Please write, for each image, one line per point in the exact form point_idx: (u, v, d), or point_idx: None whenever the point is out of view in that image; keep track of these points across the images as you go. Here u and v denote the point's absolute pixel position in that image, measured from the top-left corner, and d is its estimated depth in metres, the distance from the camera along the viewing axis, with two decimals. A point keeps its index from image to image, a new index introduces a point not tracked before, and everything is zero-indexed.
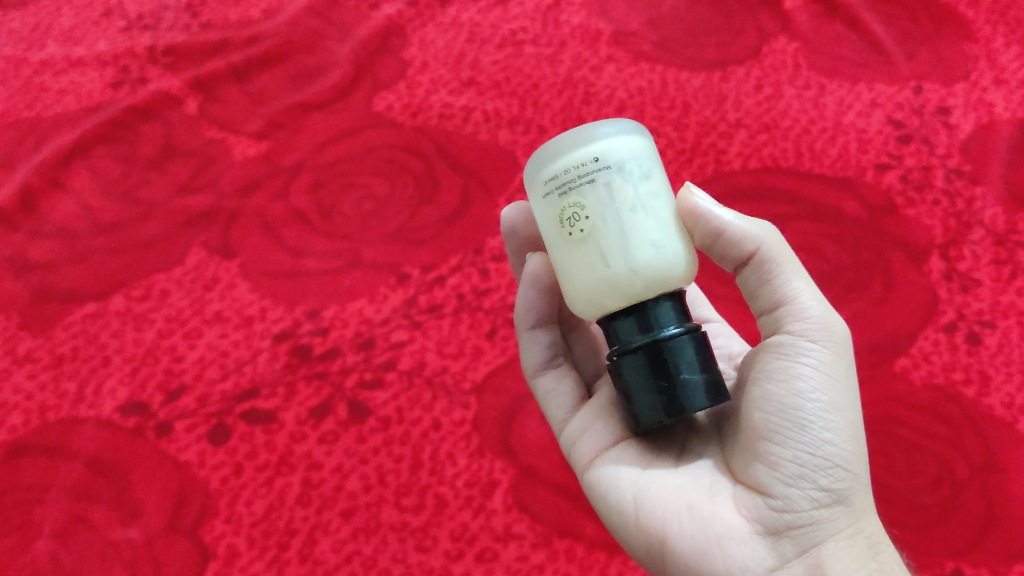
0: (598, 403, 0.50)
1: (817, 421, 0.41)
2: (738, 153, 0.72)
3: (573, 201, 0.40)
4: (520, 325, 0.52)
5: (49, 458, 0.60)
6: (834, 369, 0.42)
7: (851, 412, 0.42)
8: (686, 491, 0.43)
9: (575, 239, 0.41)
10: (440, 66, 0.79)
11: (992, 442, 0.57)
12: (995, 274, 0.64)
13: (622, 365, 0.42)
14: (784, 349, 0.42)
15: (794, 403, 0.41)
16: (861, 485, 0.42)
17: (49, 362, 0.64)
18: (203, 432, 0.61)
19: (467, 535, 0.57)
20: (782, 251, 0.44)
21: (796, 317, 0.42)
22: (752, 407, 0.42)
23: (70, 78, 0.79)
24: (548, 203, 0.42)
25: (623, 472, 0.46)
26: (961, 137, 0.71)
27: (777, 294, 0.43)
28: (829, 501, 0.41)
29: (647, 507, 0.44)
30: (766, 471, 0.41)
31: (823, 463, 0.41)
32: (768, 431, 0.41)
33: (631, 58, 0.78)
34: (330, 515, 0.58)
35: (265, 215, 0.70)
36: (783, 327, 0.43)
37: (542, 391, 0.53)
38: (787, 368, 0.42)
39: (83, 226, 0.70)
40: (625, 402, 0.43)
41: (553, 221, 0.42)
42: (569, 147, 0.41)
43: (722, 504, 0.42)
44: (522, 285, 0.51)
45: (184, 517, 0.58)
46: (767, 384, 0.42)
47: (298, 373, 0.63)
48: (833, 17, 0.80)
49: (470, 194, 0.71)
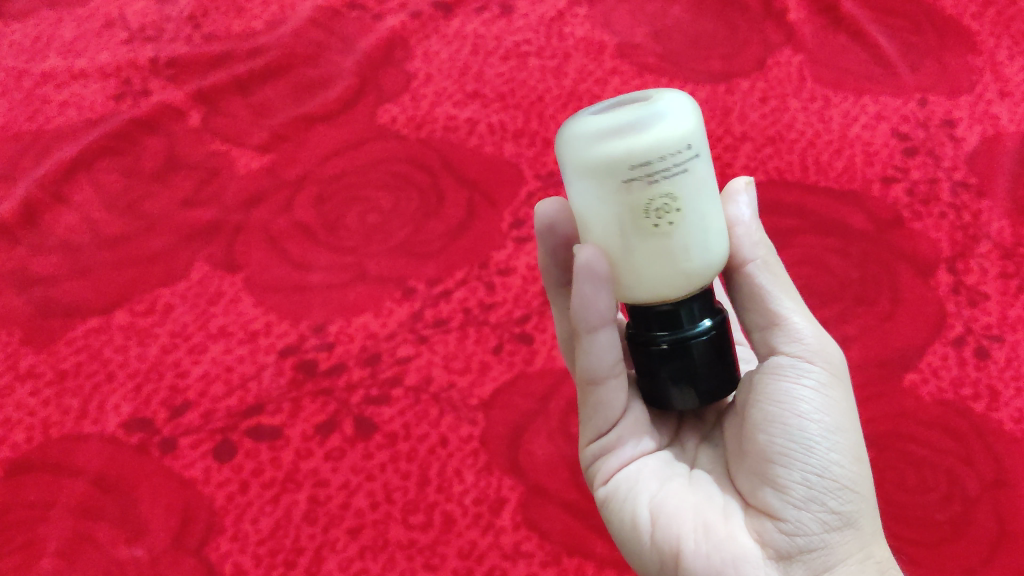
0: (638, 418, 0.47)
1: (822, 443, 0.40)
2: (744, 166, 0.72)
3: (666, 192, 0.37)
4: (582, 326, 0.43)
5: (53, 474, 0.59)
6: (833, 388, 0.42)
7: (852, 432, 0.42)
8: (702, 509, 0.43)
9: (658, 231, 0.38)
10: (444, 79, 0.79)
11: (1002, 458, 0.57)
12: (1002, 288, 0.64)
13: (676, 354, 0.41)
14: (784, 370, 0.42)
15: (799, 425, 0.41)
16: (868, 506, 0.42)
17: (53, 377, 0.63)
18: (207, 449, 0.60)
19: (475, 553, 0.57)
20: (779, 271, 0.44)
21: (793, 338, 0.43)
22: (754, 429, 0.42)
23: (72, 90, 0.79)
24: (631, 189, 0.37)
25: (641, 487, 0.45)
26: (966, 150, 0.71)
27: (771, 313, 0.44)
28: (838, 524, 0.41)
29: (664, 522, 0.43)
30: (775, 495, 0.41)
31: (831, 485, 0.40)
32: (774, 454, 0.41)
33: (635, 71, 0.78)
34: (337, 533, 0.57)
35: (269, 229, 0.70)
36: (781, 348, 0.43)
37: (593, 402, 0.46)
38: (788, 389, 0.41)
39: (85, 240, 0.70)
40: (666, 386, 0.42)
41: (633, 210, 0.37)
42: (662, 127, 0.36)
43: (736, 525, 0.42)
44: (582, 279, 0.40)
45: (189, 535, 0.57)
46: (769, 406, 0.42)
47: (303, 389, 0.62)
48: (837, 29, 0.80)
49: (475, 208, 0.70)
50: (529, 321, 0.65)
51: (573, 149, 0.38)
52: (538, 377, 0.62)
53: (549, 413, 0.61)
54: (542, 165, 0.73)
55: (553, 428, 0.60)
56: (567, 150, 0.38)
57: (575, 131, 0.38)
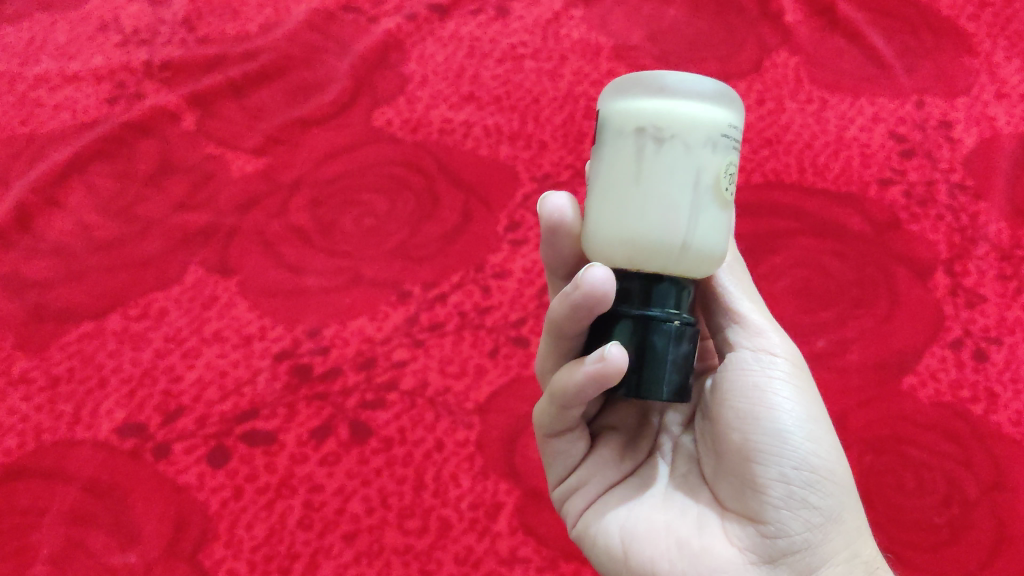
0: (600, 457, 0.46)
1: (796, 435, 0.40)
2: (741, 168, 0.71)
3: (736, 165, 0.39)
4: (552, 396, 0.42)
5: (45, 481, 0.58)
6: (798, 379, 0.42)
7: (823, 424, 0.42)
8: (673, 525, 0.42)
9: (723, 200, 0.38)
10: (439, 81, 0.79)
11: (1000, 460, 0.57)
12: (1000, 289, 0.64)
13: (684, 336, 0.40)
14: (748, 364, 0.42)
15: (772, 418, 0.41)
16: (850, 499, 0.42)
17: (45, 383, 0.63)
18: (201, 454, 0.59)
19: (472, 557, 0.56)
20: (738, 274, 0.45)
21: (752, 333, 0.43)
22: (727, 429, 0.42)
23: (66, 93, 0.78)
24: (721, 149, 0.38)
25: (610, 517, 0.44)
26: (963, 152, 0.71)
27: (727, 311, 0.44)
28: (820, 520, 0.40)
29: (635, 548, 0.42)
30: (754, 496, 0.40)
31: (809, 478, 0.40)
32: (749, 451, 0.40)
33: (631, 73, 0.78)
34: (333, 539, 0.57)
35: (264, 232, 0.70)
36: (741, 345, 0.43)
37: (549, 452, 0.46)
38: (756, 382, 0.42)
39: (80, 244, 0.69)
40: (674, 370, 0.39)
41: (713, 170, 0.37)
42: (738, 110, 0.40)
43: (711, 536, 0.41)
44: (582, 367, 0.39)
45: (183, 541, 0.56)
46: (739, 402, 0.41)
47: (298, 394, 0.62)
48: (833, 31, 0.80)
49: (471, 210, 0.70)
50: (526, 324, 0.65)
51: (672, 99, 0.37)
52: (534, 381, 0.62)
53: None
54: (538, 168, 0.72)
55: None
56: (664, 99, 0.37)
57: (673, 84, 0.38)
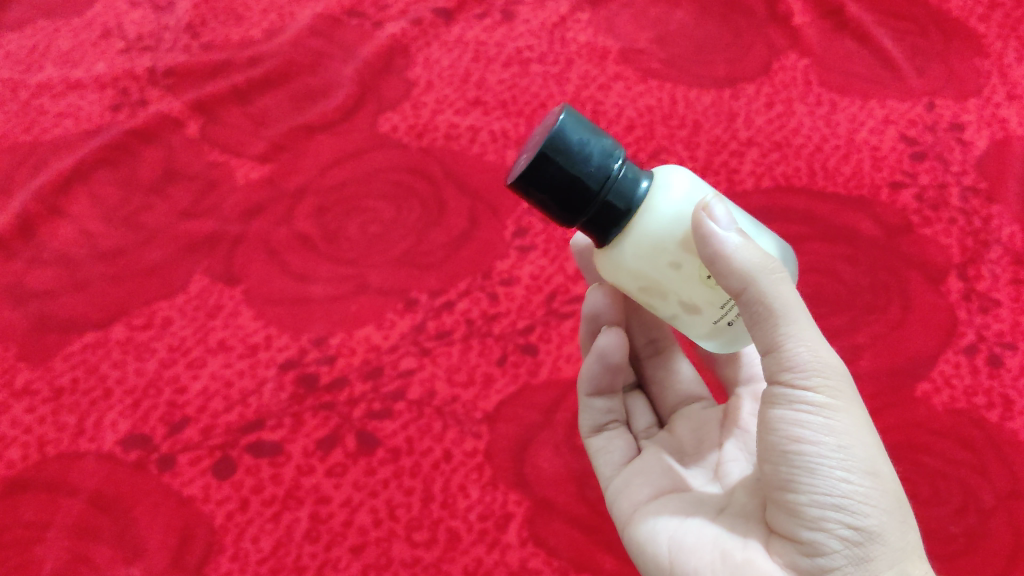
0: (647, 467, 0.52)
1: (826, 462, 0.39)
2: (750, 173, 0.71)
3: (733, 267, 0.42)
4: (580, 391, 0.55)
5: (49, 493, 0.58)
6: (834, 407, 0.39)
7: (864, 447, 0.40)
8: (720, 538, 0.43)
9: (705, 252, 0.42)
10: (445, 86, 0.78)
11: (1016, 468, 0.56)
12: (1015, 293, 0.63)
13: (573, 185, 0.40)
14: (778, 400, 0.40)
15: (800, 450, 0.39)
16: (896, 521, 0.39)
17: (48, 394, 0.62)
18: (207, 466, 0.59)
19: (481, 570, 0.56)
20: (778, 291, 0.39)
21: (786, 365, 0.40)
22: (762, 460, 0.42)
23: (68, 101, 0.78)
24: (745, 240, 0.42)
25: (659, 529, 0.46)
26: (975, 154, 0.70)
27: (767, 342, 0.40)
28: (861, 540, 0.39)
29: (681, 557, 0.44)
30: (792, 520, 0.40)
31: (843, 502, 0.39)
32: (782, 480, 0.40)
33: (639, 77, 0.77)
34: (339, 551, 0.56)
35: (269, 240, 0.69)
36: (776, 376, 0.40)
37: (593, 449, 0.55)
38: (783, 418, 0.40)
39: (83, 253, 0.69)
40: (555, 162, 0.40)
41: None
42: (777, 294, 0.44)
43: (755, 549, 0.42)
44: (590, 357, 0.54)
45: (188, 554, 0.56)
46: (769, 437, 0.41)
47: (304, 404, 0.61)
48: (843, 33, 0.79)
49: (477, 216, 0.69)
50: (534, 331, 0.64)
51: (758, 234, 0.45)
52: (544, 389, 0.62)
53: (554, 426, 0.60)
54: None
55: (559, 441, 0.60)
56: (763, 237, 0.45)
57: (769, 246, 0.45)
